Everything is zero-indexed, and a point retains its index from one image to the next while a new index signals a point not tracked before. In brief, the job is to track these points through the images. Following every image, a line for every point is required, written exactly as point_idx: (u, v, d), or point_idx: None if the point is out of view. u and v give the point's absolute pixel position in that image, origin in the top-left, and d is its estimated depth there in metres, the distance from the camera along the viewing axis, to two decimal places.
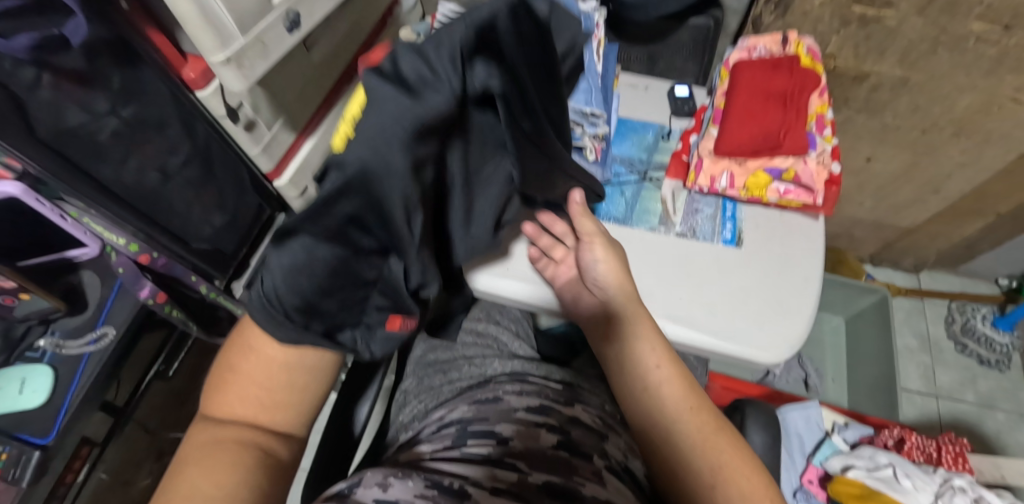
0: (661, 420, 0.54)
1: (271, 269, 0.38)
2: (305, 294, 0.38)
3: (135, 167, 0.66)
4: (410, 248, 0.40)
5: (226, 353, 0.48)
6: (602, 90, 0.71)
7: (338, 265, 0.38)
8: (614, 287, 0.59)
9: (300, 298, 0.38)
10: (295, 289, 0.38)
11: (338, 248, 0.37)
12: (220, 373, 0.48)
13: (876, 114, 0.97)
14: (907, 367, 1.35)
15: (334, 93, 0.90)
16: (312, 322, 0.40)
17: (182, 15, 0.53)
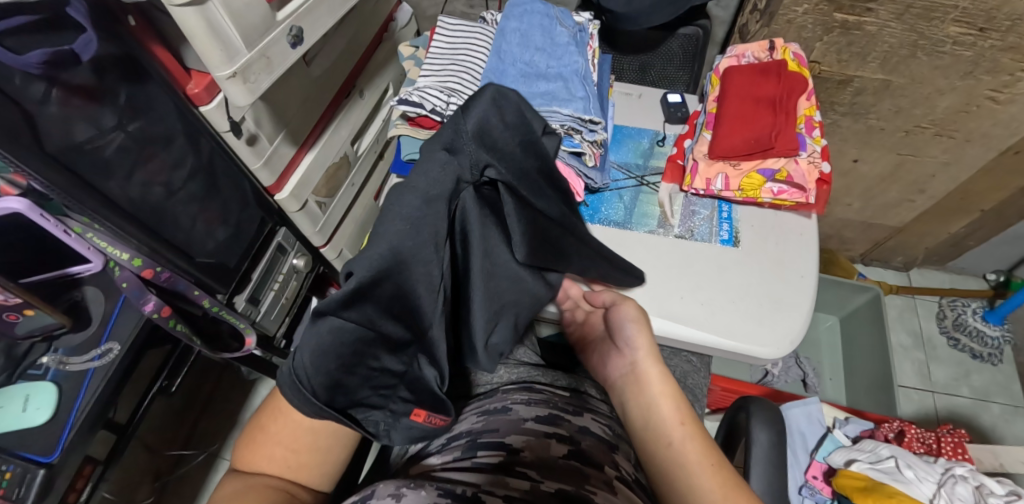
0: (678, 477, 0.52)
1: (304, 348, 0.49)
2: (330, 373, 0.50)
3: (140, 182, 0.67)
4: (428, 342, 0.55)
5: (259, 420, 0.56)
6: (598, 98, 0.72)
7: (358, 347, 0.51)
8: (643, 347, 0.60)
9: (326, 377, 0.50)
10: (322, 369, 0.49)
11: (363, 333, 0.51)
12: (253, 434, 0.56)
13: (860, 117, 1.00)
14: (902, 364, 1.37)
15: (331, 111, 0.96)
16: (335, 397, 0.51)
17: (191, 31, 0.55)
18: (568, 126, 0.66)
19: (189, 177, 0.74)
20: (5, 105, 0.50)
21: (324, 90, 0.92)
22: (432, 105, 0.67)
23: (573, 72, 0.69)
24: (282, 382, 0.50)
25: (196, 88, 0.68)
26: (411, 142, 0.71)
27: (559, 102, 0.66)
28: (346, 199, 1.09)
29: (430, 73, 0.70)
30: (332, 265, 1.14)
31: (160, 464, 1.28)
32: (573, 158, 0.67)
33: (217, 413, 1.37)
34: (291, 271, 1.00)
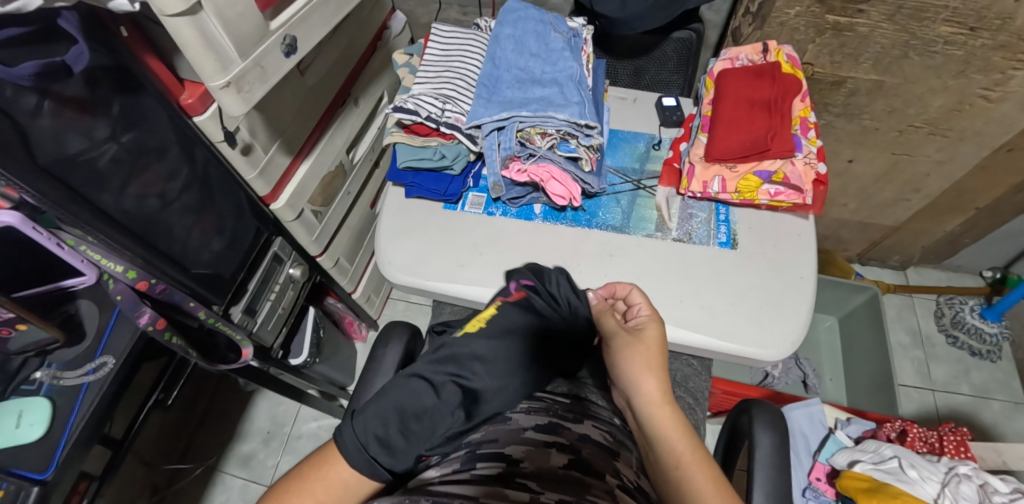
0: None
1: (367, 410, 0.51)
2: (385, 429, 0.50)
3: (135, 194, 0.67)
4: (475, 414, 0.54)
5: (295, 468, 0.50)
6: (594, 103, 0.72)
7: (418, 403, 0.52)
8: (639, 387, 0.56)
9: (380, 430, 0.50)
10: (380, 422, 0.50)
11: (424, 393, 0.53)
12: (284, 483, 0.49)
13: (854, 117, 1.01)
14: (902, 363, 1.37)
15: (326, 120, 0.96)
16: (383, 455, 0.49)
17: (183, 41, 0.55)
18: (565, 131, 0.65)
19: (184, 188, 0.73)
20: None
21: (319, 99, 0.92)
22: (427, 113, 0.67)
23: (567, 77, 0.68)
24: (339, 435, 0.50)
25: (190, 99, 0.68)
26: (407, 149, 0.70)
27: (555, 107, 0.65)
28: (342, 207, 1.08)
29: (425, 80, 0.70)
30: (330, 274, 1.13)
31: (157, 479, 1.27)
32: (570, 163, 0.68)
33: (214, 425, 1.36)
34: (288, 281, 0.99)
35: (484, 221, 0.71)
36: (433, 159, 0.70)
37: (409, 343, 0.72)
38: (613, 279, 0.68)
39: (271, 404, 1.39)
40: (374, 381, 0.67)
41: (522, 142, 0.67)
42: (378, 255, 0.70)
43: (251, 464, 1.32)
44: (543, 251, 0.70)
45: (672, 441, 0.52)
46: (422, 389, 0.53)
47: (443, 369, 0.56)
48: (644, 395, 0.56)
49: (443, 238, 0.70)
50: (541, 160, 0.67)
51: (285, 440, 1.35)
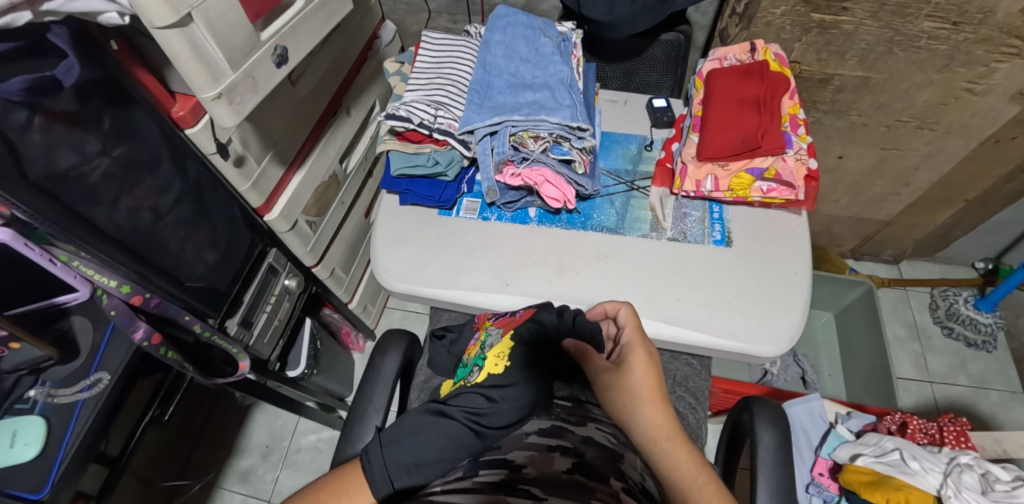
0: None
1: (392, 446, 0.49)
2: (408, 462, 0.48)
3: (128, 207, 0.67)
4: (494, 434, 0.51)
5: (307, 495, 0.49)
6: (585, 105, 0.72)
7: (441, 436, 0.50)
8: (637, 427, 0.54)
9: (402, 465, 0.48)
10: (403, 456, 0.49)
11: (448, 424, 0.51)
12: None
13: (842, 114, 1.02)
14: (899, 357, 1.38)
15: (318, 130, 0.96)
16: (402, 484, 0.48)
17: (174, 53, 0.55)
18: (557, 134, 0.65)
19: (177, 201, 0.73)
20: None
21: (311, 110, 0.92)
22: (420, 119, 0.67)
23: (559, 80, 0.68)
24: (368, 460, 0.49)
25: (182, 111, 0.68)
26: (400, 157, 0.71)
27: (547, 111, 0.65)
28: (336, 218, 1.08)
29: (416, 88, 0.70)
30: (325, 284, 1.13)
31: (155, 497, 1.25)
32: (564, 166, 0.68)
33: (212, 441, 1.34)
34: (284, 292, 0.99)
35: (479, 226, 0.71)
36: (426, 166, 0.70)
37: (408, 350, 0.72)
38: (609, 280, 0.68)
39: (269, 418, 1.38)
40: (374, 390, 0.67)
41: (515, 146, 0.67)
42: (375, 263, 0.70)
43: (251, 479, 1.30)
44: (539, 254, 0.70)
45: (687, 475, 0.51)
46: (454, 427, 0.50)
47: (476, 403, 0.53)
48: (651, 430, 0.54)
49: (438, 244, 0.70)
50: (534, 163, 0.67)
51: (285, 454, 1.34)
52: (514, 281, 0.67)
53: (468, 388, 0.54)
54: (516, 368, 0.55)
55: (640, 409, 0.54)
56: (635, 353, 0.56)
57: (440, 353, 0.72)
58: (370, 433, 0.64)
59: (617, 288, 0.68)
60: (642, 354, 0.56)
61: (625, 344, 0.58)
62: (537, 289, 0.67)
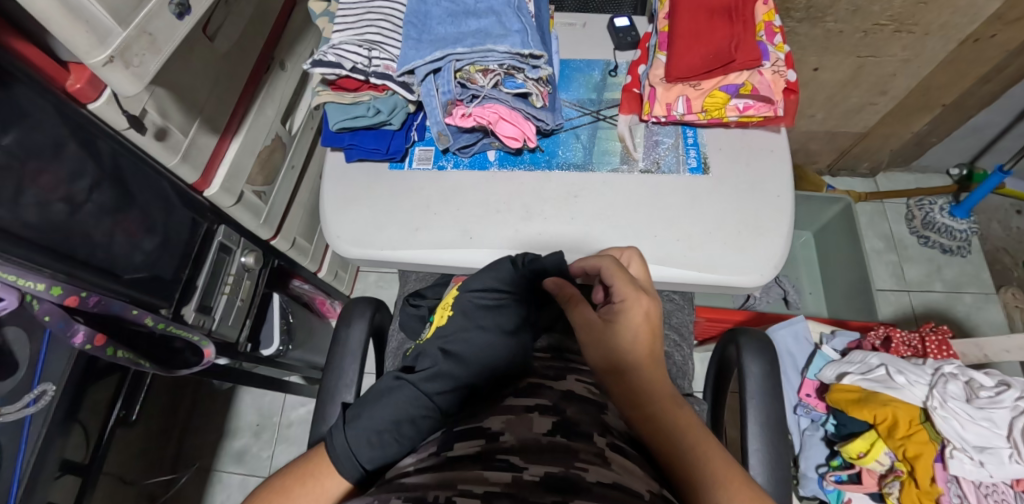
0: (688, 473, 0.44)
1: (354, 427, 0.45)
2: (369, 438, 0.45)
3: (36, 201, 0.59)
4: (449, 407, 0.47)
5: (273, 482, 0.45)
6: (539, 32, 0.64)
7: (398, 413, 0.46)
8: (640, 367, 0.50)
9: (366, 441, 0.44)
10: (363, 435, 0.45)
11: (407, 399, 0.46)
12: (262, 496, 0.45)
13: (817, 21, 0.96)
14: (877, 268, 1.38)
15: (251, 87, 0.86)
16: (368, 463, 0.44)
17: (45, 15, 0.47)
18: (508, 65, 0.58)
19: (94, 188, 0.66)
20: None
21: (237, 66, 0.82)
22: (352, 64, 0.59)
23: (505, 3, 0.60)
24: (330, 441, 0.45)
25: (78, 83, 0.59)
26: (338, 109, 0.63)
27: (494, 39, 0.57)
28: (287, 184, 1.00)
29: (345, 27, 0.61)
30: (289, 256, 1.06)
31: (150, 490, 1.23)
32: (519, 100, 0.61)
33: (200, 427, 1.31)
34: (242, 270, 0.92)
35: (435, 177, 0.65)
36: (367, 117, 0.62)
37: (376, 317, 0.67)
38: (582, 221, 0.64)
39: (255, 397, 1.34)
40: (343, 364, 0.62)
41: (462, 83, 0.59)
42: (327, 230, 0.64)
43: (246, 458, 1.28)
44: (503, 200, 0.64)
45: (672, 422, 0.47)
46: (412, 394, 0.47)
47: (439, 373, 0.49)
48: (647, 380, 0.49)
49: (393, 202, 0.64)
50: (486, 100, 0.60)
51: (276, 430, 1.31)
52: (479, 232, 0.62)
53: (424, 360, 0.51)
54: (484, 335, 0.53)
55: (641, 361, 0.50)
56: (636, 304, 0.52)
57: (409, 316, 0.68)
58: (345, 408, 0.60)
59: (589, 228, 0.63)
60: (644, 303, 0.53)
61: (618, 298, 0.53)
62: (505, 241, 0.62)
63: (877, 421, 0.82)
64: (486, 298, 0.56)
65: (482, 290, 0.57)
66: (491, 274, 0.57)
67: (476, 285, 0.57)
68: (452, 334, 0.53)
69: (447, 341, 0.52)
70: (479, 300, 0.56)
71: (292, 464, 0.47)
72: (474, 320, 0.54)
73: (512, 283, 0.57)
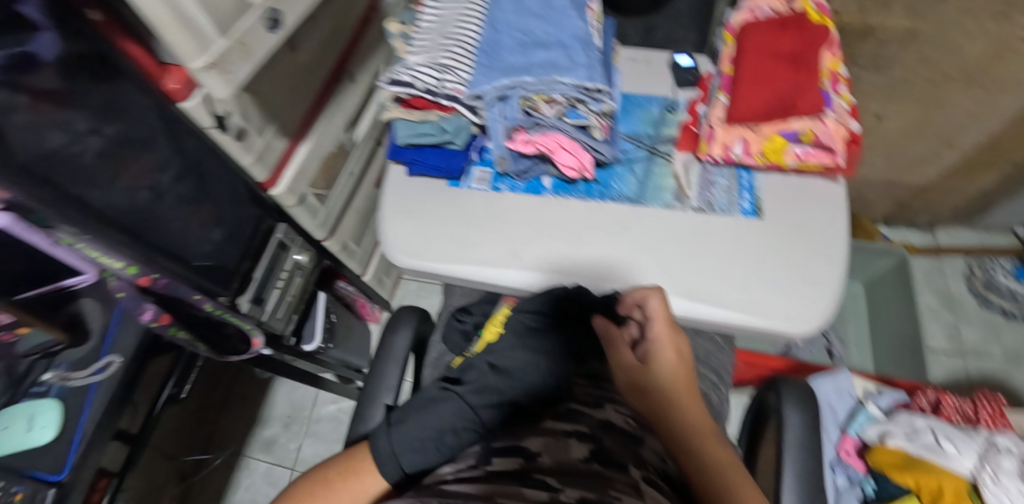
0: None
1: (398, 430, 0.47)
2: (411, 441, 0.47)
3: (126, 187, 0.65)
4: (488, 421, 0.49)
5: (320, 471, 0.49)
6: (604, 65, 0.67)
7: (440, 420, 0.47)
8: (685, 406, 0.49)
9: (408, 445, 0.47)
10: (405, 438, 0.47)
11: (450, 406, 0.48)
12: (309, 482, 0.48)
13: (883, 69, 0.94)
14: (930, 327, 1.32)
15: (322, 96, 0.91)
16: (406, 465, 0.46)
17: (159, 20, 0.53)
18: (572, 97, 0.60)
19: (177, 180, 0.72)
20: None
21: (313, 76, 0.87)
22: (424, 84, 0.62)
23: (573, 36, 0.63)
24: (375, 442, 0.48)
25: (175, 84, 0.64)
26: (406, 125, 0.66)
27: (561, 71, 0.60)
28: (345, 190, 1.05)
29: (421, 50, 0.65)
30: (337, 258, 1.09)
31: (183, 468, 1.28)
32: (581, 132, 0.63)
33: (236, 412, 1.36)
34: (295, 268, 0.97)
35: (491, 198, 0.68)
36: (434, 135, 0.66)
37: (420, 326, 0.69)
38: (630, 252, 0.64)
39: (289, 389, 1.39)
40: (385, 369, 0.65)
41: (527, 111, 0.62)
42: (383, 238, 0.67)
43: (274, 448, 1.33)
44: (554, 225, 0.66)
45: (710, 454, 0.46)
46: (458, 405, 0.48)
47: (483, 387, 0.50)
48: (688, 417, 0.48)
49: (448, 217, 0.67)
50: (549, 129, 0.62)
51: (306, 424, 1.36)
52: (527, 254, 0.64)
53: (471, 372, 0.52)
54: (529, 352, 0.53)
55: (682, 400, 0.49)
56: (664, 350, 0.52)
57: (453, 329, 0.70)
58: (383, 412, 0.62)
59: (637, 261, 0.64)
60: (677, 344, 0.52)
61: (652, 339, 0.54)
62: (553, 264, 0.64)
63: (920, 488, 0.79)
64: (538, 319, 0.57)
65: (532, 311, 0.57)
66: (542, 295, 0.59)
67: (527, 305, 0.58)
68: (500, 349, 0.54)
69: (495, 356, 0.53)
70: (528, 320, 0.56)
71: (337, 456, 0.50)
72: (525, 339, 0.54)
73: (562, 304, 0.57)
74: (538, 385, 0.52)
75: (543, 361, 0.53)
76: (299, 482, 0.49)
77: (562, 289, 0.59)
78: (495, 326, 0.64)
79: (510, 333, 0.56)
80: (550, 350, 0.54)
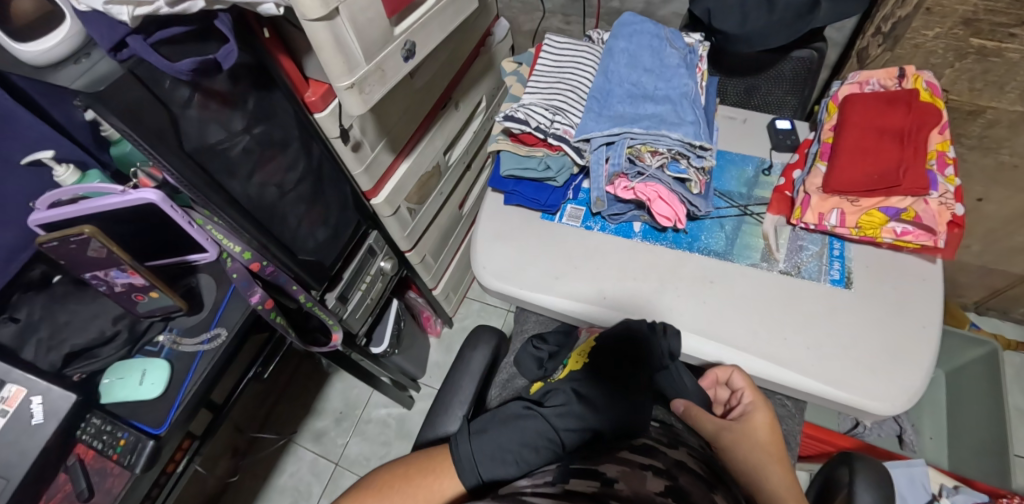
0: None
1: (481, 439, 0.53)
2: (491, 452, 0.53)
3: (259, 182, 0.73)
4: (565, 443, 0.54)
5: (398, 466, 0.55)
6: (706, 122, 0.70)
7: (520, 436, 0.54)
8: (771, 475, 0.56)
9: (488, 455, 0.53)
10: (485, 447, 0.53)
11: (530, 425, 0.54)
12: (386, 476, 0.54)
13: (991, 151, 0.92)
14: (1018, 430, 1.22)
15: (428, 120, 0.99)
16: (484, 473, 0.52)
17: (319, 45, 0.61)
18: (676, 151, 0.64)
19: (300, 180, 0.79)
20: (150, 100, 0.57)
21: (424, 101, 0.94)
22: (537, 123, 0.67)
23: (682, 95, 0.67)
24: (456, 448, 0.54)
25: (313, 96, 0.74)
26: (511, 157, 0.71)
27: (669, 126, 0.64)
28: (433, 207, 1.11)
29: (536, 91, 0.70)
30: (415, 270, 1.15)
31: (239, 444, 1.35)
32: (678, 184, 0.66)
33: (294, 399, 1.43)
34: (378, 273, 1.03)
35: (582, 235, 0.72)
36: (537, 170, 0.70)
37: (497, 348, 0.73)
38: (712, 304, 0.66)
39: (345, 386, 1.45)
40: (460, 382, 0.68)
41: (631, 159, 0.66)
42: (475, 260, 0.72)
43: (323, 440, 1.37)
44: (639, 269, 0.68)
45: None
46: (539, 423, 0.55)
47: (564, 413, 0.56)
48: (776, 487, 0.55)
49: (539, 247, 0.71)
50: (649, 179, 0.66)
51: (356, 422, 1.40)
52: (610, 292, 0.67)
53: (555, 396, 0.59)
54: (604, 385, 0.59)
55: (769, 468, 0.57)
56: (756, 413, 0.59)
57: (527, 355, 0.74)
58: (455, 423, 0.66)
59: (718, 315, 0.65)
60: (765, 415, 0.59)
61: (747, 404, 0.60)
62: (634, 305, 0.66)
63: None
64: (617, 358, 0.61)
65: (614, 345, 0.62)
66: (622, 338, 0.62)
67: (609, 339, 0.62)
68: (582, 378, 0.60)
69: (578, 383, 0.59)
70: (609, 355, 0.61)
71: (419, 454, 0.56)
72: (602, 374, 0.60)
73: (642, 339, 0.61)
74: (614, 417, 0.56)
75: (620, 396, 0.58)
76: (380, 470, 0.56)
77: (650, 330, 0.61)
78: (579, 355, 0.66)
79: (592, 364, 0.61)
80: (626, 387, 0.58)
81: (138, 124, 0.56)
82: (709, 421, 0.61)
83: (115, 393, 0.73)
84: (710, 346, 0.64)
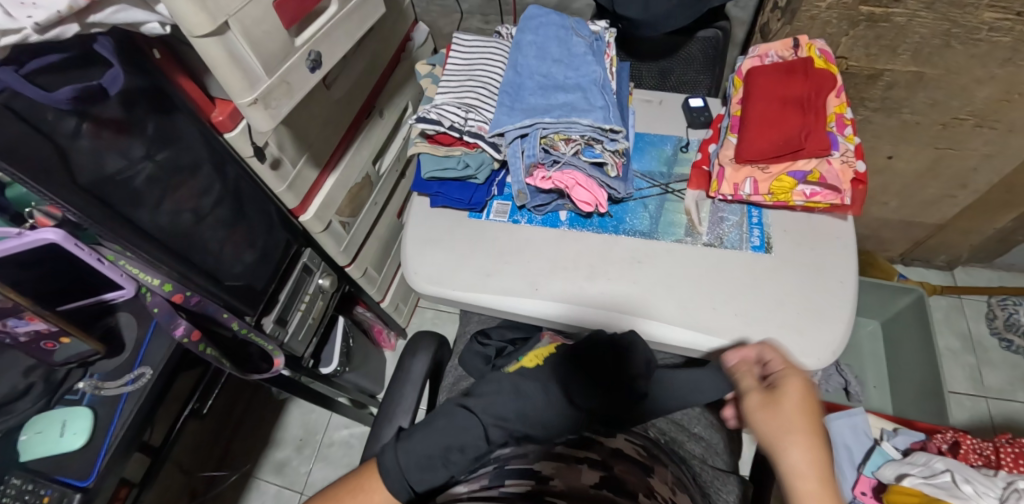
0: None
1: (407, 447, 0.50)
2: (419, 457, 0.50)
3: (170, 209, 0.70)
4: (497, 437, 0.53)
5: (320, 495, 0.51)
6: (618, 107, 0.71)
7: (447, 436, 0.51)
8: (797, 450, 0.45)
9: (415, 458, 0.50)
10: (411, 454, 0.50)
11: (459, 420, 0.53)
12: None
13: (893, 112, 0.97)
14: (952, 369, 1.29)
15: (352, 130, 0.97)
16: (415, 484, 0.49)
17: (213, 61, 0.59)
18: (589, 136, 0.65)
19: (217, 203, 0.76)
20: (29, 135, 0.53)
21: (345, 112, 0.93)
22: (450, 122, 0.67)
23: (591, 81, 0.68)
24: (381, 459, 0.50)
25: (221, 116, 0.71)
26: (431, 159, 0.71)
27: (579, 113, 0.65)
28: (369, 218, 1.09)
29: (447, 90, 0.70)
30: (358, 284, 1.13)
31: (195, 485, 1.29)
32: (595, 169, 0.67)
33: (250, 432, 1.37)
34: (318, 291, 1.00)
35: (510, 229, 0.72)
36: (457, 169, 0.70)
37: (437, 353, 0.72)
38: (645, 284, 0.67)
39: (303, 412, 1.40)
40: (402, 392, 0.67)
41: (546, 149, 0.67)
42: (406, 265, 0.71)
43: (286, 471, 1.33)
44: (571, 258, 0.69)
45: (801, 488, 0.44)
46: (473, 419, 0.53)
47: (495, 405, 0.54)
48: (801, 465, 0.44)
49: (470, 246, 0.71)
50: (566, 166, 0.67)
51: (318, 448, 1.36)
52: (548, 285, 0.67)
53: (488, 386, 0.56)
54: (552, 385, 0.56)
55: (791, 442, 0.45)
56: (792, 378, 0.49)
57: (473, 352, 0.74)
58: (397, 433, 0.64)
59: (653, 295, 0.66)
60: (800, 379, 0.49)
61: (779, 370, 0.51)
62: (571, 297, 0.67)
63: None
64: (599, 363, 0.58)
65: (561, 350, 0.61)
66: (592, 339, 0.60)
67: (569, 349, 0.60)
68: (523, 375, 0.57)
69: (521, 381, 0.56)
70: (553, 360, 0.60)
71: (347, 473, 0.52)
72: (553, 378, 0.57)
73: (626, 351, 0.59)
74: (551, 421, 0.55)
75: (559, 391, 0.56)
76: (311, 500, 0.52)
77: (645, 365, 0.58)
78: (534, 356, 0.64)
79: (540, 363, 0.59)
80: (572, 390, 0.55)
81: (19, 160, 0.52)
82: (748, 380, 0.52)
83: (35, 449, 0.69)
84: (658, 328, 0.64)
